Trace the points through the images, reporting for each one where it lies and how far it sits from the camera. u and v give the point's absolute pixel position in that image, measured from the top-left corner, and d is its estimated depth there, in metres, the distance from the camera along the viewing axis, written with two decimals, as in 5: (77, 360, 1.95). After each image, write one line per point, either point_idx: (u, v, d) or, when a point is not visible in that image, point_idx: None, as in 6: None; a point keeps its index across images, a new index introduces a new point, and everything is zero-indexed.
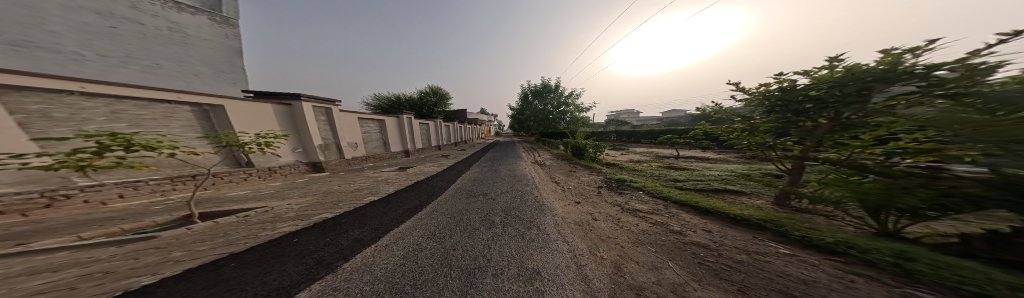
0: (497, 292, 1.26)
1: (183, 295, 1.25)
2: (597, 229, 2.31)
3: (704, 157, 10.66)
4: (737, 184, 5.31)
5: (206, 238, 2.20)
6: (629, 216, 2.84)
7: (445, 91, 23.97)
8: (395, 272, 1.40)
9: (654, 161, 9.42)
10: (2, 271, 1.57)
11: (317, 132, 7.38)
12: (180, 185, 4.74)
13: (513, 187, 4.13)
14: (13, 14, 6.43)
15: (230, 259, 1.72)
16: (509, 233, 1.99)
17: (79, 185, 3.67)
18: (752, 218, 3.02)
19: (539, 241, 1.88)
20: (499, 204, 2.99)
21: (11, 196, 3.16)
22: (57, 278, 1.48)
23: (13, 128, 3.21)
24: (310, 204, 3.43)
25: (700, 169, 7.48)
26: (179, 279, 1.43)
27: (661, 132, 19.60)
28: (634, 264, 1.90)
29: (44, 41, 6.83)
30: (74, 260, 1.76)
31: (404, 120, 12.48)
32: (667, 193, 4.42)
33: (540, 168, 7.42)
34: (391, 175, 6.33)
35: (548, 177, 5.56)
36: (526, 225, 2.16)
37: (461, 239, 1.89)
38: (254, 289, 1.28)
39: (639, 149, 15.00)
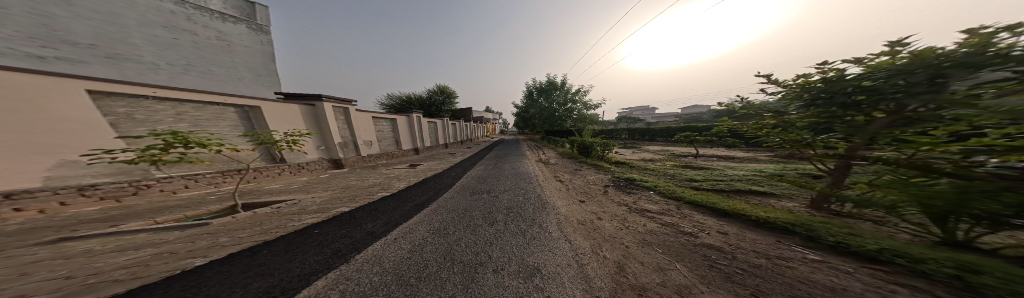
0: (497, 288, 1.33)
1: (225, 276, 1.45)
2: (601, 228, 2.30)
3: (728, 156, 9.92)
4: (765, 185, 4.91)
5: (245, 226, 2.49)
6: (635, 216, 2.78)
7: (452, 90, 24.54)
8: (402, 265, 1.51)
9: (667, 160, 9.02)
10: (99, 248, 1.92)
11: (337, 130, 7.89)
12: (229, 178, 5.33)
13: (517, 185, 4.18)
14: (105, 30, 7.52)
15: (263, 246, 1.95)
16: (511, 230, 2.05)
17: (156, 177, 4.31)
18: (778, 221, 2.82)
19: (540, 239, 1.92)
20: (502, 201, 3.04)
21: (107, 185, 3.77)
22: (137, 255, 1.78)
23: (105, 129, 3.82)
24: (331, 198, 3.74)
25: (722, 169, 7.00)
26: (224, 262, 1.66)
27: (678, 129, 18.56)
28: (639, 265, 1.87)
29: (129, 53, 7.93)
30: (149, 241, 2.09)
31: (414, 120, 12.95)
32: (680, 193, 4.24)
33: (546, 166, 7.38)
34: (402, 172, 6.64)
35: (553, 175, 5.54)
36: (528, 223, 2.21)
37: (464, 235, 1.97)
38: (280, 275, 1.45)
39: (653, 148, 14.34)
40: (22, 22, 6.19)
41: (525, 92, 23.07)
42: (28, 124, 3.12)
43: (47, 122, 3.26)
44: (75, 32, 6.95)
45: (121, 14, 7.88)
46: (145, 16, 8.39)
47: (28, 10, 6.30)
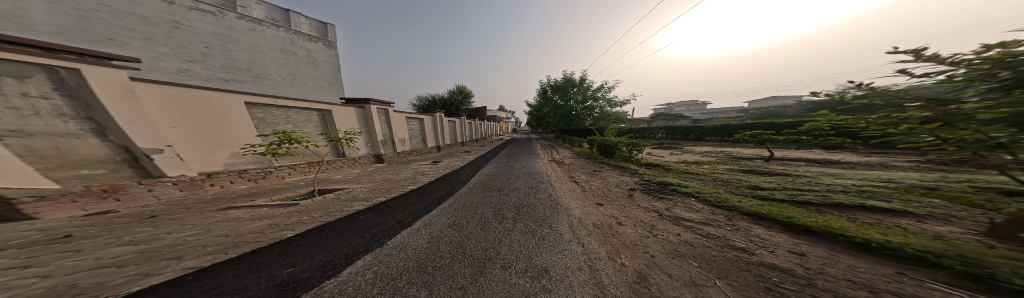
0: (504, 284, 1.41)
1: (302, 248, 1.93)
2: (621, 234, 2.11)
3: (827, 161, 7.52)
4: (878, 200, 3.62)
5: (317, 208, 3.24)
6: (662, 222, 2.47)
7: (468, 90, 26.30)
8: (420, 254, 1.73)
9: (718, 163, 7.59)
10: (240, 216, 2.81)
11: (379, 129, 9.30)
12: (313, 168, 6.87)
13: (527, 184, 4.20)
14: (252, 57, 9.59)
15: (327, 225, 2.51)
16: (520, 228, 2.10)
17: (275, 166, 5.94)
18: (897, 245, 2.04)
19: (551, 240, 1.91)
20: (511, 200, 3.11)
21: (251, 170, 5.47)
22: (259, 223, 2.53)
23: (251, 130, 5.58)
24: (372, 189, 4.50)
25: (814, 177, 5.36)
26: (304, 236, 2.22)
27: (737, 127, 15.30)
28: (665, 277, 1.66)
29: (266, 72, 10.00)
30: (264, 213, 2.94)
31: (437, 122, 14.37)
32: (735, 204, 3.51)
33: (561, 166, 7.11)
34: (426, 168, 7.36)
35: (566, 175, 5.35)
36: (538, 223, 2.22)
37: (475, 231, 2.11)
38: (337, 251, 1.86)
39: (701, 148, 12.16)
40: (214, 58, 8.54)
41: (540, 91, 22.57)
42: (218, 128, 4.98)
43: (224, 125, 5.11)
44: (238, 60, 9.12)
45: (260, 44, 9.87)
46: (272, 43, 10.32)
47: (214, 49, 8.54)
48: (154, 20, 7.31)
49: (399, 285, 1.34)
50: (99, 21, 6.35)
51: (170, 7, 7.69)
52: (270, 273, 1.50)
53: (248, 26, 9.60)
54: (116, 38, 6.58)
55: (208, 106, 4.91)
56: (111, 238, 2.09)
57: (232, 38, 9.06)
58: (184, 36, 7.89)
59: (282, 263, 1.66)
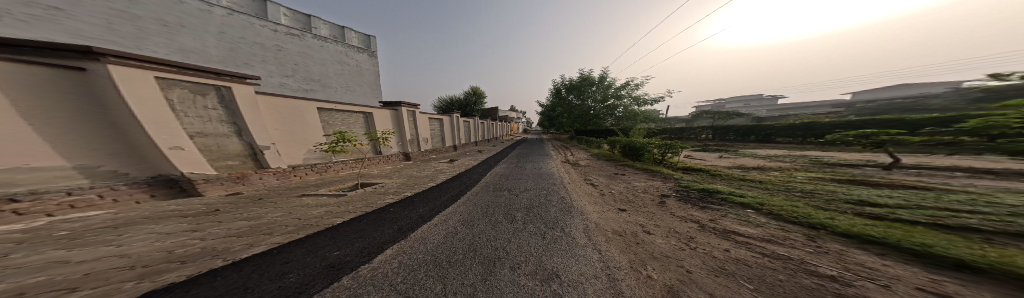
0: (512, 285, 1.41)
1: (345, 234, 2.31)
2: (647, 243, 1.86)
3: (986, 173, 5.23)
4: None
5: (360, 199, 3.81)
6: (699, 231, 2.10)
7: (481, 90, 27.44)
8: (437, 249, 1.88)
9: (794, 170, 5.92)
10: (307, 202, 3.52)
11: (408, 130, 10.30)
12: (360, 163, 7.76)
13: (538, 185, 4.13)
14: (323, 70, 11.98)
15: (367, 215, 2.94)
16: (531, 229, 2.08)
17: (335, 160, 6.98)
18: None
19: (563, 244, 1.82)
20: (522, 200, 3.10)
21: (320, 163, 6.58)
22: (320, 210, 3.13)
23: (319, 130, 6.65)
24: (402, 184, 5.06)
25: (967, 195, 3.72)
26: (349, 223, 2.65)
27: (824, 128, 11.96)
28: (704, 294, 1.35)
29: (332, 82, 12.35)
30: (321, 202, 3.60)
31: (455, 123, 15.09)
32: (820, 218, 2.65)
33: (579, 168, 6.70)
34: (443, 167, 7.88)
35: (582, 177, 5.06)
36: (550, 225, 2.15)
37: (486, 230, 2.17)
38: (371, 239, 2.16)
39: (764, 152, 9.88)
40: (300, 72, 11.04)
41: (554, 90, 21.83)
42: (299, 130, 6.11)
43: (303, 127, 6.24)
44: (314, 73, 11.56)
45: (325, 57, 12.15)
46: (335, 57, 12.62)
47: (298, 65, 11.01)
48: (266, 45, 10.00)
49: (417, 278, 1.48)
50: (241, 52, 9.32)
51: (275, 35, 10.34)
52: (327, 253, 1.87)
53: (320, 44, 12.07)
54: (249, 62, 9.47)
55: (293, 112, 6.03)
56: (232, 213, 2.88)
57: (310, 55, 11.53)
58: (281, 56, 10.43)
59: (333, 246, 2.02)
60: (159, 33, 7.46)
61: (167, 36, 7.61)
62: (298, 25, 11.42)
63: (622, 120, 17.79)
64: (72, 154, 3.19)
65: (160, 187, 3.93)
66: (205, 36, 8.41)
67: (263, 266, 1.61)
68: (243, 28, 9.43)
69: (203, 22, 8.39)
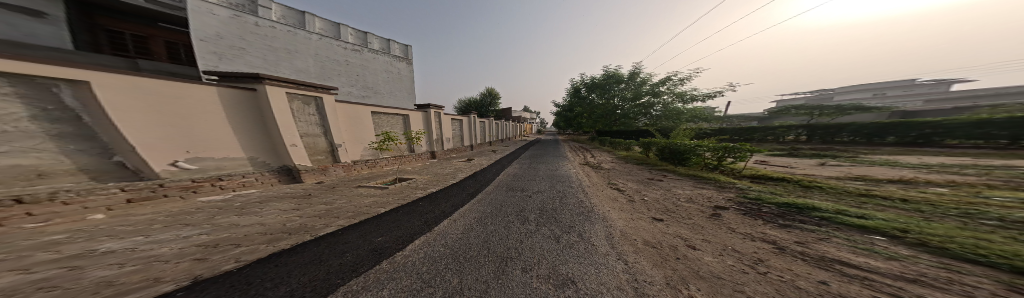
0: (522, 286, 1.37)
1: (385, 223, 2.73)
2: (689, 258, 1.51)
3: None
4: None
5: (397, 192, 4.42)
6: (773, 252, 1.57)
7: (496, 91, 28.42)
8: (454, 244, 2.01)
9: (980, 187, 3.72)
10: (361, 192, 4.32)
11: (437, 130, 10.79)
12: (401, 160, 8.35)
13: (551, 187, 3.96)
14: (381, 79, 12.65)
15: (403, 206, 3.40)
16: (545, 232, 1.99)
17: (383, 157, 7.64)
18: None
19: (580, 251, 1.67)
20: (535, 202, 3.03)
21: (374, 159, 7.27)
22: (369, 200, 3.79)
23: (371, 129, 7.24)
24: (429, 180, 5.62)
25: None
26: (389, 212, 3.14)
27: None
28: None
29: (388, 90, 13.05)
30: (368, 192, 4.33)
31: (474, 124, 15.03)
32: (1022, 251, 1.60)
33: (602, 172, 6.12)
34: (462, 165, 8.33)
35: (604, 182, 4.60)
36: (566, 230, 2.02)
37: (498, 229, 2.19)
38: (405, 229, 2.50)
39: (897, 159, 6.85)
40: (365, 83, 11.83)
41: (573, 89, 20.54)
42: (358, 129, 6.79)
43: (361, 126, 6.92)
44: (375, 83, 12.30)
45: (380, 68, 12.63)
46: (388, 67, 13.09)
47: (361, 76, 11.68)
48: (342, 61, 11.02)
49: (437, 270, 1.62)
50: (329, 68, 10.54)
51: (346, 52, 11.24)
52: (372, 239, 2.24)
53: (375, 57, 12.47)
54: (333, 78, 10.61)
55: (354, 114, 6.72)
56: (315, 199, 3.80)
57: (370, 67, 12.16)
58: (351, 70, 11.33)
59: (375, 233, 2.40)
60: (282, 58, 9.16)
61: (288, 59, 9.32)
62: (357, 39, 11.95)
63: (658, 117, 15.39)
64: (242, 147, 4.48)
65: (282, 174, 5.06)
66: (308, 58, 9.91)
67: (330, 245, 2.07)
68: (331, 47, 10.68)
69: (308, 47, 9.97)
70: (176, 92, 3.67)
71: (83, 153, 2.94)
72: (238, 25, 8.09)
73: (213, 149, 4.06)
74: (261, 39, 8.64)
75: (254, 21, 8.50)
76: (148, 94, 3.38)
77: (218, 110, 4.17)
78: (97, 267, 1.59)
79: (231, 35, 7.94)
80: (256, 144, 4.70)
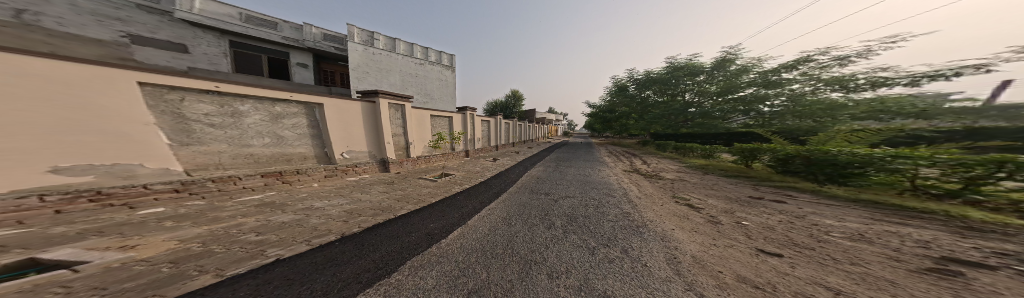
0: (546, 292, 1.25)
1: (440, 210, 3.26)
2: None
3: None
4: None
5: (453, 184, 5.23)
6: None
7: (519, 93, 29.70)
8: (481, 239, 2.12)
9: None
10: (422, 182, 5.37)
11: (475, 131, 11.51)
12: (446, 156, 9.28)
13: (576, 195, 3.76)
14: (437, 86, 14.03)
15: (450, 199, 3.91)
16: (575, 242, 1.84)
17: (433, 153, 8.59)
18: None
19: (623, 270, 1.38)
20: (561, 208, 2.91)
21: (428, 155, 8.31)
22: (425, 190, 4.62)
23: (426, 129, 8.30)
24: (467, 175, 6.24)
25: None
26: (441, 202, 3.71)
27: None
28: None
29: (443, 95, 14.44)
30: (424, 182, 5.29)
31: (499, 125, 14.40)
32: None
33: (658, 185, 4.93)
34: (489, 164, 8.64)
35: (667, 198, 3.73)
36: (602, 244, 1.77)
37: (523, 231, 2.19)
38: (448, 218, 2.89)
39: None
40: (428, 91, 13.45)
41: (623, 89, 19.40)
42: (421, 131, 8.03)
43: (422, 127, 8.10)
44: (433, 90, 13.79)
45: (437, 77, 13.99)
46: (444, 76, 14.48)
47: (425, 85, 13.28)
48: (414, 73, 12.73)
49: (469, 261, 1.77)
50: (411, 82, 12.64)
51: (416, 65, 12.85)
52: (427, 223, 2.73)
53: (435, 68, 13.88)
54: (409, 88, 12.44)
55: (417, 117, 7.88)
56: (398, 184, 5.08)
57: (431, 77, 13.69)
58: (419, 80, 12.98)
59: (430, 219, 2.91)
60: (381, 76, 11.31)
61: (390, 78, 11.71)
62: (423, 54, 13.48)
63: (769, 112, 10.20)
64: (365, 143, 6.17)
65: (379, 165, 6.51)
66: (395, 74, 11.89)
67: (403, 223, 2.75)
68: (414, 65, 12.72)
69: (396, 65, 11.90)
70: (345, 107, 5.68)
71: (314, 146, 5.17)
72: (366, 55, 10.71)
73: (355, 145, 5.91)
74: (378, 64, 11.13)
75: (375, 52, 11.06)
76: (333, 110, 5.40)
77: (360, 118, 6.00)
78: (313, 216, 2.92)
79: (362, 63, 10.59)
80: (372, 142, 6.42)
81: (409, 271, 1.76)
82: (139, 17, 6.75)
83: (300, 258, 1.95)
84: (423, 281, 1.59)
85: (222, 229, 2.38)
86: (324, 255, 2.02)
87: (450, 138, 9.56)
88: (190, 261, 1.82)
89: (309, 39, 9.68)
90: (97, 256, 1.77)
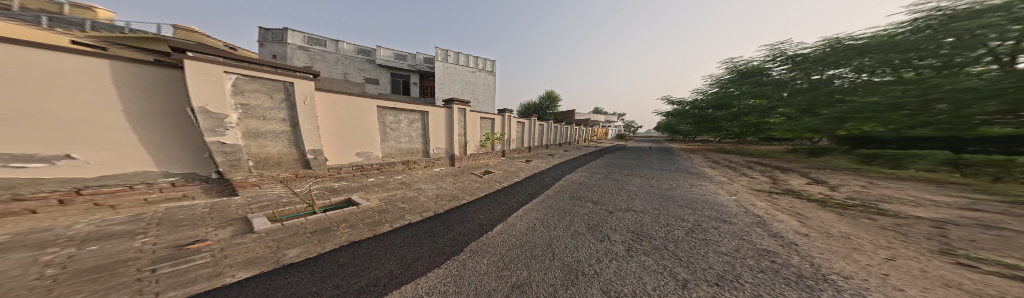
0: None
1: (492, 206, 3.55)
2: None
3: None
4: None
5: (496, 183, 5.46)
6: None
7: (555, 93, 26.90)
8: (520, 237, 2.24)
9: None
10: (474, 177, 6.10)
11: (517, 132, 11.94)
12: (492, 155, 10.11)
13: (643, 215, 3.18)
14: (480, 89, 17.19)
15: (498, 198, 4.06)
16: (646, 266, 1.52)
17: (482, 152, 9.52)
18: None
19: None
20: (616, 225, 2.65)
21: (482, 155, 9.47)
22: (471, 185, 5.19)
23: (477, 128, 9.13)
24: (504, 175, 6.47)
25: None
26: (491, 200, 3.94)
27: None
28: None
29: (484, 98, 17.45)
30: (469, 178, 6.00)
31: (534, 126, 13.64)
32: None
33: (863, 228, 2.62)
34: (522, 164, 8.69)
35: (924, 254, 1.85)
36: (699, 281, 1.33)
37: (565, 238, 2.15)
38: (495, 213, 3.23)
39: None
40: (475, 95, 16.89)
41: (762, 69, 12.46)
42: (476, 129, 9.03)
43: (476, 123, 9.02)
44: (478, 95, 17.07)
45: (482, 82, 17.27)
46: (486, 81, 17.59)
47: (473, 90, 16.74)
48: (467, 80, 16.42)
49: (509, 257, 1.85)
50: (466, 88, 16.29)
51: (469, 73, 16.58)
52: (479, 215, 3.12)
53: (482, 76, 17.27)
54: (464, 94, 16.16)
55: (475, 118, 9.02)
56: (458, 177, 6.10)
57: (478, 83, 17.11)
58: (470, 86, 16.58)
59: (481, 211, 3.33)
60: (449, 86, 15.60)
61: (454, 87, 15.81)
62: (474, 64, 17.08)
63: None
64: (443, 141, 7.79)
65: (448, 160, 8.00)
66: (457, 83, 15.92)
67: (464, 212, 3.30)
68: (467, 73, 16.41)
69: (458, 74, 16.02)
70: (438, 113, 7.56)
71: (421, 143, 7.12)
72: (443, 69, 15.36)
73: (440, 144, 7.72)
74: (448, 76, 15.55)
75: (447, 67, 15.60)
76: (437, 118, 7.45)
77: (439, 121, 7.56)
78: (416, 195, 4.25)
79: (440, 75, 15.25)
80: (447, 141, 7.96)
81: (469, 253, 2.04)
82: (366, 66, 14.18)
83: (407, 229, 2.76)
84: (477, 266, 1.79)
85: (390, 196, 4.16)
86: (422, 227, 2.81)
87: (494, 138, 10.08)
88: (381, 212, 3.34)
89: (416, 63, 15.79)
90: (362, 200, 3.79)
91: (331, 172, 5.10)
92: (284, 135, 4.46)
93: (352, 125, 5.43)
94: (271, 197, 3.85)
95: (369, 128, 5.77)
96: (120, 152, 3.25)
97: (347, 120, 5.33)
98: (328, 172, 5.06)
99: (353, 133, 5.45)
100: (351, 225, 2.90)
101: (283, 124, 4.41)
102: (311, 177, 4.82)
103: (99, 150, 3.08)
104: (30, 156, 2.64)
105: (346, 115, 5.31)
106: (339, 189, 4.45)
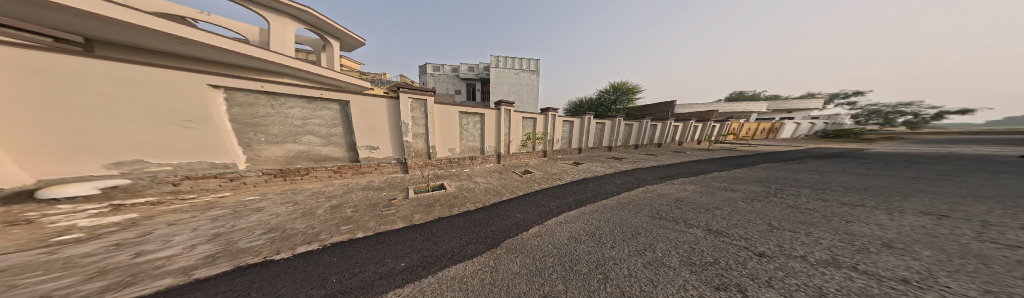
0: None
1: (535, 207, 3.27)
2: None
3: None
4: None
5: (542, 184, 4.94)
6: None
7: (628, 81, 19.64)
8: (562, 245, 1.90)
9: None
10: (525, 176, 5.82)
11: (569, 131, 10.43)
12: (536, 154, 9.58)
13: (895, 281, 1.40)
14: (527, 90, 18.38)
15: (540, 201, 3.57)
16: None
17: (526, 151, 9.24)
18: None
19: None
20: (766, 276, 1.48)
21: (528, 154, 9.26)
22: (514, 184, 5.02)
23: (519, 123, 8.82)
24: (541, 177, 5.74)
25: None
26: (536, 201, 3.60)
27: None
28: None
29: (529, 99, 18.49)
30: (513, 177, 5.76)
31: (588, 127, 11.01)
32: None
33: None
34: (568, 166, 7.36)
35: None
36: None
37: (635, 266, 1.54)
38: (541, 213, 2.93)
39: None
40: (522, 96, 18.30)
41: None
42: (520, 126, 8.86)
43: (518, 122, 8.80)
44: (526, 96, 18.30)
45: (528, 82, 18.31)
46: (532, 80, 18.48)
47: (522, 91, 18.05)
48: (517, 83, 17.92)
49: (545, 265, 1.55)
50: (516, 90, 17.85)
51: (518, 75, 18.09)
52: (516, 213, 2.96)
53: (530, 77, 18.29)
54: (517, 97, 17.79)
55: (522, 116, 8.90)
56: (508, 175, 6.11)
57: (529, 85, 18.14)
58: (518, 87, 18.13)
59: (517, 209, 3.18)
60: (502, 89, 17.69)
61: (503, 88, 17.80)
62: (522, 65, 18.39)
63: None
64: (493, 139, 8.25)
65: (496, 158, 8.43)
66: (507, 85, 17.80)
67: (506, 208, 3.26)
68: (513, 74, 17.96)
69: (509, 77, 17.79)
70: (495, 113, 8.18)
71: (485, 139, 7.98)
72: (496, 74, 17.67)
73: (495, 143, 8.36)
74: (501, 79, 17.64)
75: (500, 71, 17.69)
76: (495, 118, 8.20)
77: (491, 120, 8.13)
78: (473, 188, 4.73)
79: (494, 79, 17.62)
80: (495, 138, 8.30)
81: (502, 249, 1.87)
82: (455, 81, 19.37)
83: (463, 217, 3.01)
84: (511, 262, 1.63)
85: (455, 185, 4.99)
86: (477, 215, 3.03)
87: (535, 138, 9.30)
88: (451, 198, 4.03)
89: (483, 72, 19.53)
90: (449, 185, 4.93)
91: (437, 163, 7.09)
92: (421, 135, 6.71)
93: (449, 128, 7.24)
94: (411, 177, 5.94)
95: (453, 130, 7.31)
96: (388, 145, 6.30)
97: (449, 124, 7.18)
98: (437, 162, 7.09)
99: (450, 136, 7.27)
100: (433, 205, 3.69)
101: (420, 128, 6.65)
102: (431, 164, 6.98)
103: (386, 144, 6.26)
104: (374, 146, 6.08)
105: (445, 120, 7.11)
106: (436, 176, 6.02)
